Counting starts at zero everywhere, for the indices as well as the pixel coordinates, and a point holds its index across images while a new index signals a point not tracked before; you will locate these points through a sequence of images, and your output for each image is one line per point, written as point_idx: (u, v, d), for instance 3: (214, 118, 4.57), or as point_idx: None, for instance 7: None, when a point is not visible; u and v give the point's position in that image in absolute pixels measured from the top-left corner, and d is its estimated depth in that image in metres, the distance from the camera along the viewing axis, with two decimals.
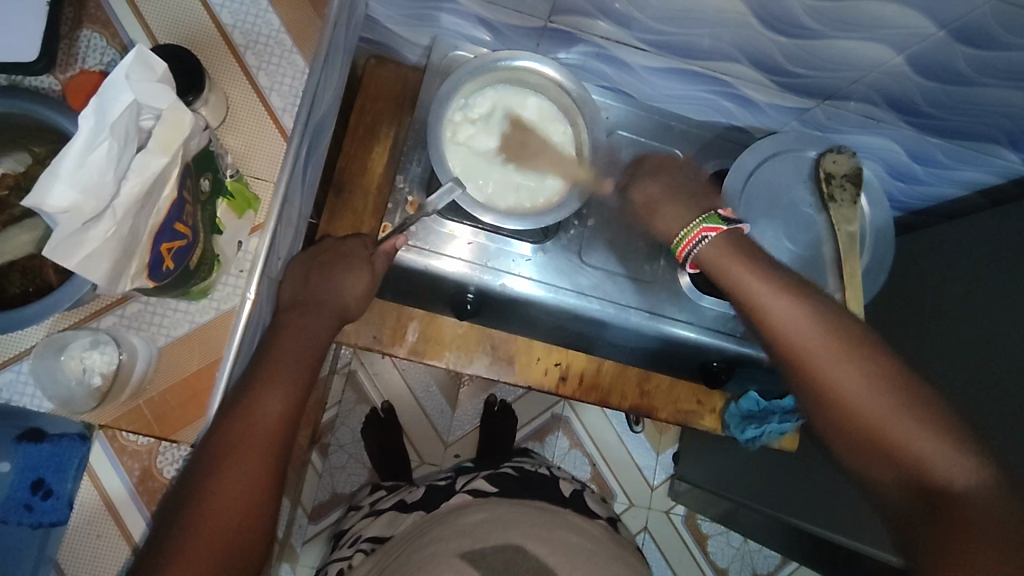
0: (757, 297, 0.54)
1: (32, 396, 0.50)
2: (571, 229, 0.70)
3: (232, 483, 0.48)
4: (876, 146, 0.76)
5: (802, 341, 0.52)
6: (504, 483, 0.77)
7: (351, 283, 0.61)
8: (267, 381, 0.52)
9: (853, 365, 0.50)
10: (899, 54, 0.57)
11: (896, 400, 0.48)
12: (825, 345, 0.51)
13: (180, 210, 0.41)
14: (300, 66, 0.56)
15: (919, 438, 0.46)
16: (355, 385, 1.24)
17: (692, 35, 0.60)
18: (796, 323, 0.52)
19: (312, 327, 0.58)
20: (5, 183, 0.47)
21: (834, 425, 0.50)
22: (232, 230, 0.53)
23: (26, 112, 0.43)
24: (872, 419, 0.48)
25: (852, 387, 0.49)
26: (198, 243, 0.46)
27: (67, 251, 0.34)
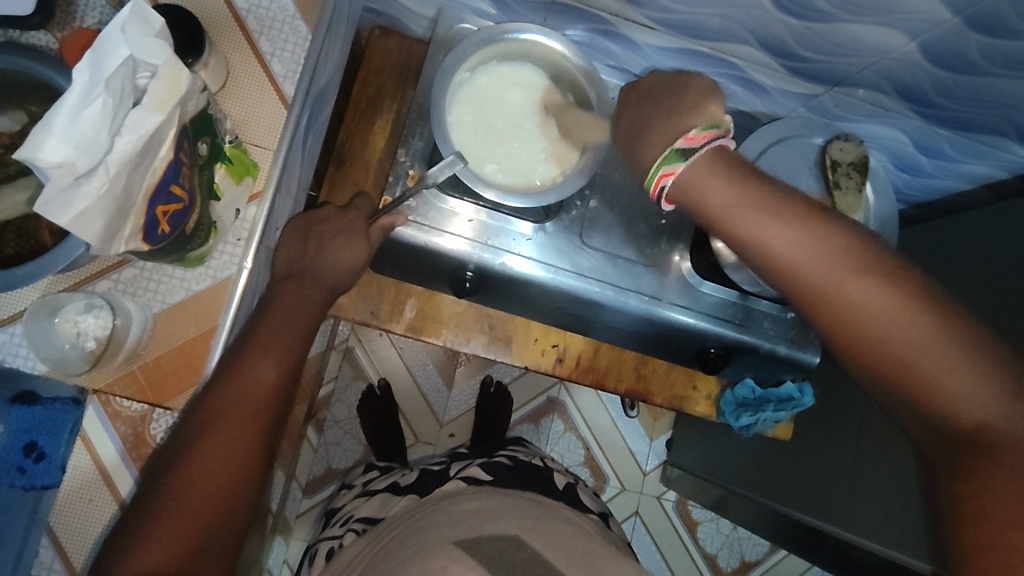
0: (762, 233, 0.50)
1: (25, 358, 0.49)
2: (573, 210, 0.69)
3: (225, 448, 0.48)
4: (883, 135, 0.75)
5: (820, 276, 0.49)
6: (497, 472, 0.77)
7: (344, 253, 0.61)
8: (258, 346, 0.53)
9: (866, 288, 0.48)
10: (912, 40, 0.57)
11: (920, 330, 0.46)
12: (832, 266, 0.49)
13: (177, 173, 0.41)
14: (302, 32, 0.55)
15: (949, 372, 0.45)
16: (352, 361, 1.24)
17: (702, 14, 0.59)
18: (797, 242, 0.49)
19: (305, 301, 0.58)
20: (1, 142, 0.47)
21: (861, 355, 0.49)
22: (231, 196, 0.53)
23: (20, 69, 0.43)
24: (901, 357, 0.47)
25: (875, 318, 0.47)
26: (194, 209, 0.45)
27: (59, 210, 0.33)
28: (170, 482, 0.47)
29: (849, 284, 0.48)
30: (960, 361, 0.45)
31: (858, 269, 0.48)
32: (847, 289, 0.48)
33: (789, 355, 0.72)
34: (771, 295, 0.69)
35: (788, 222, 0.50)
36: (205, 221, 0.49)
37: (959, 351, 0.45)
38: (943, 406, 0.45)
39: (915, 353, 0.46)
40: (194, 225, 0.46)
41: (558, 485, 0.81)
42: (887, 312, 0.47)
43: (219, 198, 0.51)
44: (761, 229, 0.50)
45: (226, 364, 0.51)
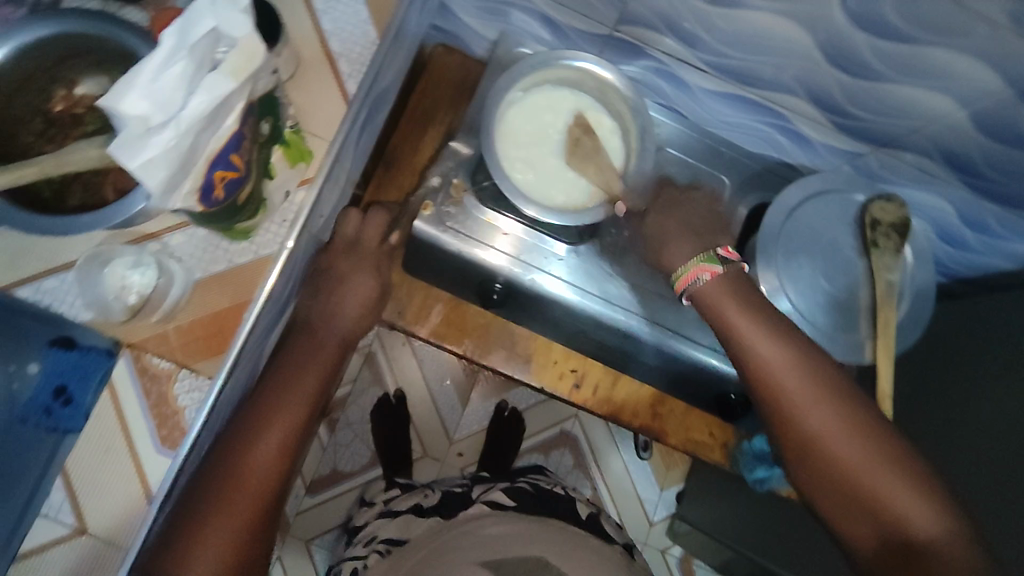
0: (747, 342, 0.56)
1: (71, 304, 0.53)
2: (607, 237, 0.71)
3: (239, 505, 0.49)
4: (928, 202, 0.74)
5: (784, 386, 0.54)
6: (521, 496, 0.77)
7: (356, 304, 0.65)
8: (277, 411, 0.54)
9: (827, 410, 0.53)
10: (963, 108, 0.57)
11: (870, 453, 0.51)
12: (802, 387, 0.54)
13: (238, 144, 0.43)
14: (371, 38, 0.59)
15: (897, 493, 0.49)
16: (372, 366, 1.26)
17: (755, 62, 0.61)
18: (778, 356, 0.55)
19: (313, 366, 0.59)
20: (83, 104, 0.53)
21: (814, 475, 0.53)
22: (283, 178, 0.56)
23: (110, 35, 0.49)
24: (850, 474, 0.51)
25: (831, 441, 0.52)
26: (249, 182, 0.48)
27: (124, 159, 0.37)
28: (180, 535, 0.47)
29: (812, 405, 0.53)
30: (908, 488, 0.49)
31: (813, 392, 0.53)
32: (816, 422, 0.53)
33: None
34: None
35: (771, 342, 0.56)
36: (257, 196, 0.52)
37: (904, 482, 0.49)
38: (893, 535, 0.48)
39: (873, 479, 0.50)
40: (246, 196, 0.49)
41: (581, 514, 0.79)
42: (859, 453, 0.51)
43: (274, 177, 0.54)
44: (751, 341, 0.56)
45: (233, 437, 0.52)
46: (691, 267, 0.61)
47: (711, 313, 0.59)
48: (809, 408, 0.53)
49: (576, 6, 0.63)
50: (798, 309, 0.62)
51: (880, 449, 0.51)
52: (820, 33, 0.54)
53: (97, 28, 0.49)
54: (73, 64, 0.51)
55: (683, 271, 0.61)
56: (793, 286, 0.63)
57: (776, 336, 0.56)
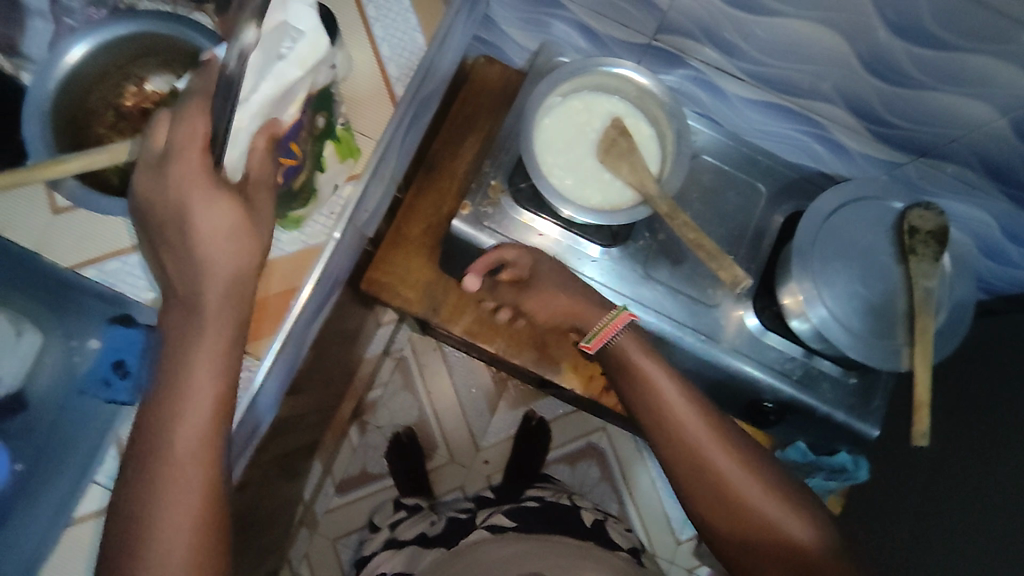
0: (649, 376, 0.63)
1: (133, 285, 0.57)
2: (640, 240, 0.72)
3: (177, 495, 0.44)
4: (967, 214, 0.73)
5: (677, 418, 0.62)
6: (520, 516, 0.79)
7: (215, 240, 0.44)
8: (189, 392, 0.45)
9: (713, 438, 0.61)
10: (1004, 116, 0.57)
11: (747, 472, 0.60)
12: (691, 416, 0.62)
13: (296, 134, 0.50)
14: (419, 44, 0.63)
15: (768, 507, 0.58)
16: (403, 371, 1.28)
17: (792, 70, 0.62)
18: (668, 390, 0.63)
19: (206, 328, 0.46)
20: (150, 94, 0.54)
21: (709, 500, 0.60)
22: (333, 172, 0.58)
23: (178, 33, 0.54)
24: (737, 493, 0.59)
25: (718, 464, 0.60)
26: (304, 171, 0.53)
27: (206, 122, 0.43)
28: (122, 544, 0.43)
29: (700, 433, 0.61)
30: (777, 500, 0.59)
31: (701, 421, 0.62)
32: (695, 436, 0.61)
33: (846, 423, 0.70)
34: (834, 355, 0.68)
35: (666, 376, 0.64)
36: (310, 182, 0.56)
37: (773, 495, 0.59)
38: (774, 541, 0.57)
39: (750, 495, 0.59)
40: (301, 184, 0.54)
41: (585, 524, 0.81)
42: (733, 464, 0.60)
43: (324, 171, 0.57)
44: (651, 375, 0.63)
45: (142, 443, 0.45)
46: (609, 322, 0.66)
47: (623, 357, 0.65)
48: (688, 424, 0.62)
49: (616, 16, 0.65)
50: (833, 315, 0.62)
51: (743, 455, 0.61)
52: (857, 40, 0.55)
53: (170, 26, 0.54)
54: None
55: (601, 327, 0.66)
56: (829, 292, 0.62)
57: (664, 370, 0.65)
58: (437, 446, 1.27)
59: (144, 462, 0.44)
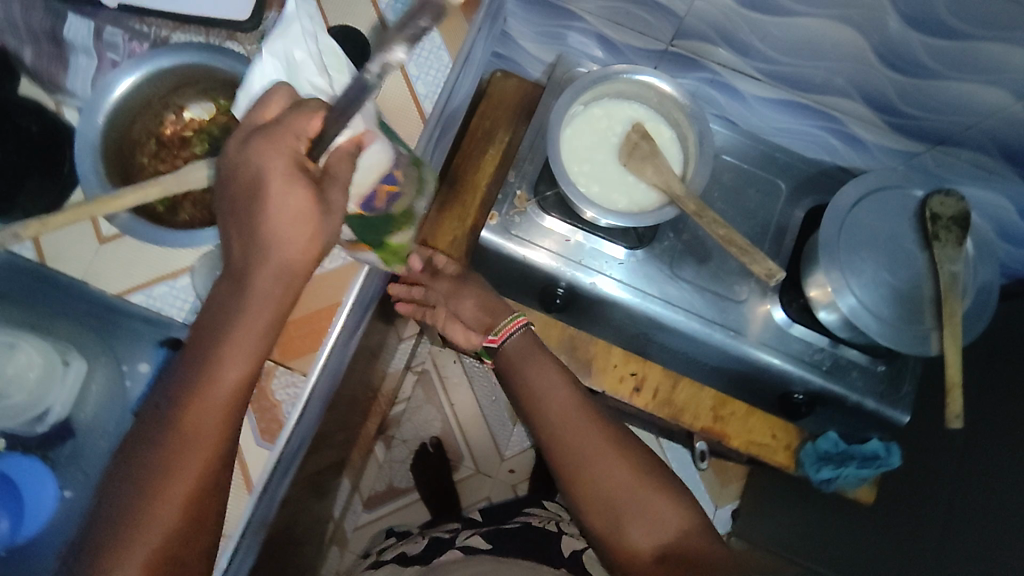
0: (537, 376, 0.65)
1: (179, 308, 0.59)
2: (665, 241, 0.73)
3: (195, 445, 0.44)
4: (986, 199, 0.74)
5: (554, 410, 0.62)
6: (495, 538, 0.82)
7: (284, 205, 0.44)
8: (231, 340, 0.46)
9: (595, 432, 0.60)
10: (1019, 101, 0.58)
11: (632, 466, 0.59)
12: (570, 408, 0.62)
13: (397, 162, 0.54)
14: (445, 61, 0.64)
15: (659, 505, 0.56)
16: (425, 384, 1.29)
17: (807, 68, 0.64)
18: (561, 387, 0.64)
19: (255, 292, 0.46)
20: (192, 127, 0.59)
21: (585, 496, 0.58)
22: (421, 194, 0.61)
23: (233, 70, 0.58)
24: (615, 487, 0.57)
25: (598, 457, 0.59)
26: (405, 196, 0.57)
27: (299, 141, 0.45)
28: (128, 492, 0.43)
29: (576, 423, 0.61)
30: (657, 494, 0.57)
31: (586, 414, 0.62)
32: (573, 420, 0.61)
33: (876, 411, 0.71)
34: (863, 344, 0.69)
35: (557, 375, 0.65)
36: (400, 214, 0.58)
37: (654, 489, 0.58)
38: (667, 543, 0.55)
39: (636, 491, 0.57)
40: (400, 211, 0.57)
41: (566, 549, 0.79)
42: (608, 451, 0.59)
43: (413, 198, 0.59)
44: (539, 373, 0.65)
45: (183, 386, 0.45)
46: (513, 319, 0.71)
47: (518, 362, 0.67)
48: (573, 409, 0.62)
49: (632, 24, 0.67)
50: (862, 303, 0.63)
51: (618, 445, 0.60)
52: (873, 35, 0.57)
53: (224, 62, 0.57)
54: (184, 93, 0.59)
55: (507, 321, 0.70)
56: (856, 282, 0.63)
57: (558, 370, 0.66)
58: (462, 457, 1.28)
59: (171, 414, 0.45)
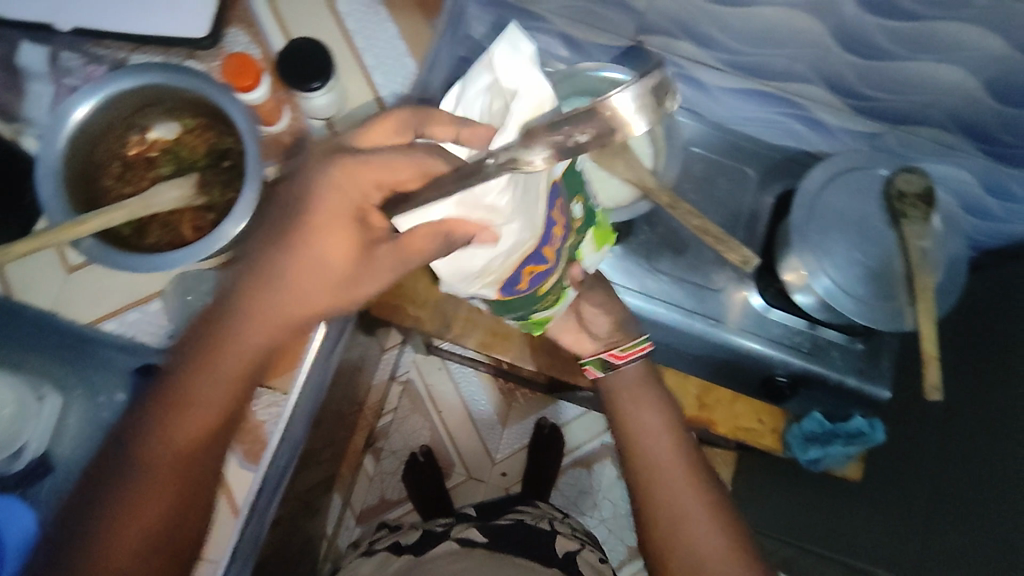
0: (631, 411, 0.65)
1: (155, 332, 0.58)
2: (640, 235, 0.74)
3: (170, 466, 0.47)
4: (950, 176, 0.76)
5: (649, 448, 0.63)
6: (494, 532, 0.85)
7: (323, 247, 0.46)
8: (220, 356, 0.47)
9: (690, 478, 0.61)
10: (973, 77, 0.60)
11: (716, 514, 0.60)
12: (669, 452, 0.63)
13: (550, 243, 0.53)
14: (410, 68, 0.66)
15: (732, 557, 0.57)
16: (412, 393, 1.29)
17: (768, 56, 0.65)
18: (660, 427, 0.64)
19: (251, 316, 0.47)
20: (158, 147, 0.59)
21: (661, 535, 0.60)
22: (587, 259, 0.64)
23: (189, 87, 0.55)
24: (699, 535, 0.58)
25: (686, 501, 0.60)
26: (551, 274, 0.58)
27: (380, 187, 0.47)
28: (96, 524, 0.45)
29: (672, 468, 0.62)
30: (731, 546, 0.58)
31: (684, 459, 0.62)
32: (660, 458, 0.63)
33: (858, 388, 0.72)
34: (840, 324, 0.70)
35: (654, 415, 0.65)
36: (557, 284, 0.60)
37: (730, 542, 0.58)
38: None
39: (714, 539, 0.58)
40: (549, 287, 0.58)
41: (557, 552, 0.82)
42: (696, 498, 0.60)
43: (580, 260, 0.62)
44: (636, 412, 0.65)
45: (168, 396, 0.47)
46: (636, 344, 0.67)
47: (616, 395, 0.67)
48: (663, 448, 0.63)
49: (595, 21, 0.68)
50: (836, 285, 0.64)
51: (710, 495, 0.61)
52: (829, 20, 0.58)
53: (180, 80, 0.54)
54: (148, 112, 0.57)
55: (635, 344, 0.67)
56: (828, 262, 0.65)
57: (667, 415, 0.66)
58: (453, 464, 1.28)
59: (137, 437, 0.46)
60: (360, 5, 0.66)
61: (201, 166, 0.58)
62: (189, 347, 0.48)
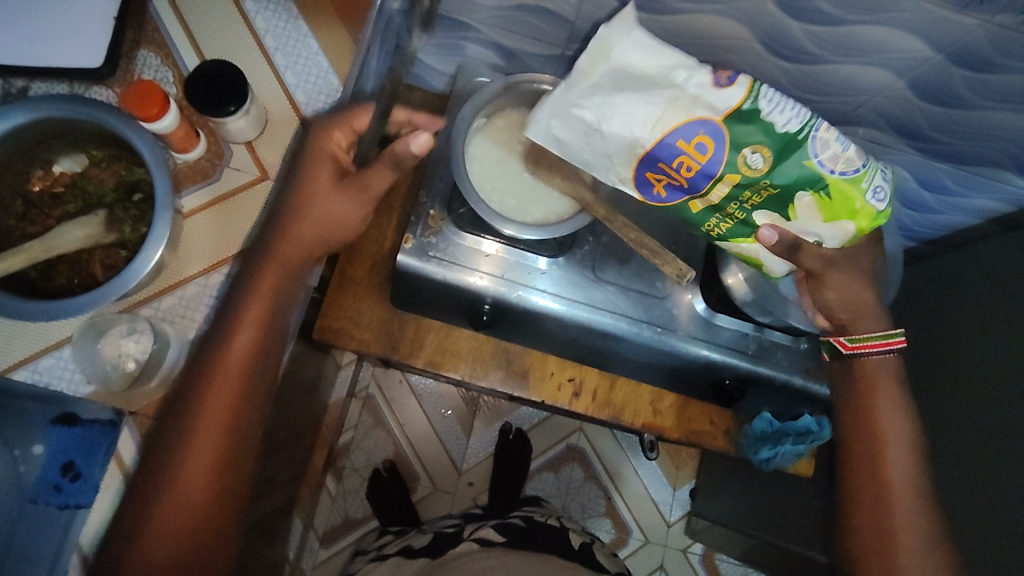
0: (873, 398, 0.66)
1: (68, 380, 0.56)
2: (585, 245, 0.72)
3: (221, 399, 0.54)
4: (886, 172, 0.77)
5: (884, 434, 0.65)
6: (510, 533, 0.82)
7: (328, 204, 0.58)
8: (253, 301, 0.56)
9: (895, 460, 0.64)
10: (900, 78, 0.60)
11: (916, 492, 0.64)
12: (888, 436, 0.65)
13: (673, 162, 0.54)
14: (334, 85, 0.66)
15: (912, 530, 0.63)
16: (371, 408, 1.26)
17: (700, 62, 0.65)
18: (886, 418, 0.65)
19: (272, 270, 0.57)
20: (65, 180, 0.59)
21: (884, 512, 0.63)
22: (802, 219, 0.56)
23: (91, 118, 0.55)
24: (892, 510, 0.63)
25: (898, 482, 0.64)
26: (703, 197, 0.56)
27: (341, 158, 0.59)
28: (168, 454, 0.53)
29: (888, 450, 0.65)
30: (920, 524, 0.63)
31: (890, 441, 0.65)
32: (891, 460, 0.65)
33: (803, 388, 0.73)
34: (784, 325, 0.70)
35: (893, 410, 0.65)
36: (729, 204, 0.56)
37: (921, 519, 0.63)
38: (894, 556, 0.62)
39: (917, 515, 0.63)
40: (715, 200, 0.56)
41: (574, 545, 0.83)
42: (905, 481, 0.64)
43: (795, 219, 0.56)
44: (877, 400, 0.66)
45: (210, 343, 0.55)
46: (874, 336, 0.64)
47: (863, 381, 0.66)
48: (890, 463, 0.65)
49: (524, 31, 0.66)
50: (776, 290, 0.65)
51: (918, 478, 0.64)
52: (756, 26, 0.57)
53: (80, 110, 0.55)
54: (50, 146, 0.58)
55: (869, 337, 0.64)
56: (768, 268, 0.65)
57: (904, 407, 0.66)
58: (418, 477, 1.26)
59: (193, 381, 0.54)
60: (278, 19, 0.66)
61: (109, 201, 0.59)
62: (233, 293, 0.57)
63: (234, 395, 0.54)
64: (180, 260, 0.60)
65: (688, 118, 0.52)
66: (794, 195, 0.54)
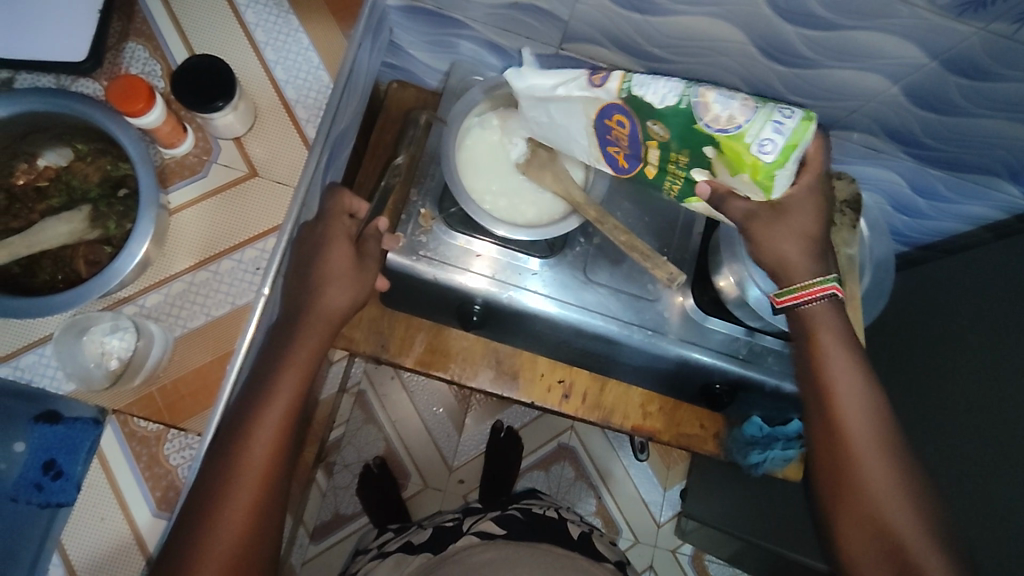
0: (822, 346, 0.56)
1: (52, 378, 0.58)
2: (577, 246, 0.72)
3: (254, 470, 0.52)
4: (880, 177, 0.77)
5: (839, 389, 0.56)
6: (511, 526, 0.81)
7: (341, 269, 0.60)
8: (285, 370, 0.55)
9: (862, 417, 0.55)
10: (895, 84, 0.60)
11: (885, 448, 0.55)
12: (854, 385, 0.56)
13: (607, 135, 0.55)
14: (325, 81, 0.65)
15: (893, 505, 0.53)
16: (363, 404, 1.26)
17: (695, 64, 0.64)
18: (844, 373, 0.56)
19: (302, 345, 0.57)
20: (49, 174, 0.60)
21: (836, 476, 0.56)
22: (724, 174, 0.53)
23: (73, 111, 0.56)
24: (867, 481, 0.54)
25: (867, 450, 0.55)
26: (644, 164, 0.57)
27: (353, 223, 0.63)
28: (196, 530, 0.50)
29: (855, 408, 0.56)
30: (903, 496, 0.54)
31: (860, 400, 0.56)
32: (857, 420, 0.55)
33: (793, 392, 0.72)
34: (775, 329, 0.70)
35: (850, 358, 0.56)
36: (667, 166, 0.55)
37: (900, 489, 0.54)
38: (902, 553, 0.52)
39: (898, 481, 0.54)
40: (655, 164, 0.56)
41: (572, 536, 0.83)
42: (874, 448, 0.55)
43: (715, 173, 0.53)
44: (830, 357, 0.56)
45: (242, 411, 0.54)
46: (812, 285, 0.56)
47: (810, 339, 0.57)
48: (858, 454, 0.55)
49: (517, 30, 0.66)
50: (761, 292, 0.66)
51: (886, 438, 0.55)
52: (751, 30, 0.57)
53: (60, 104, 0.55)
54: (36, 139, 0.59)
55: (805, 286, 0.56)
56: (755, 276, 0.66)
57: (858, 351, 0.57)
58: (409, 474, 1.25)
59: (226, 451, 0.52)
60: (269, 14, 0.65)
61: (94, 197, 0.60)
62: (266, 363, 0.56)
63: (266, 469, 0.52)
64: (166, 257, 0.61)
65: (600, 104, 0.52)
66: (703, 153, 0.52)
